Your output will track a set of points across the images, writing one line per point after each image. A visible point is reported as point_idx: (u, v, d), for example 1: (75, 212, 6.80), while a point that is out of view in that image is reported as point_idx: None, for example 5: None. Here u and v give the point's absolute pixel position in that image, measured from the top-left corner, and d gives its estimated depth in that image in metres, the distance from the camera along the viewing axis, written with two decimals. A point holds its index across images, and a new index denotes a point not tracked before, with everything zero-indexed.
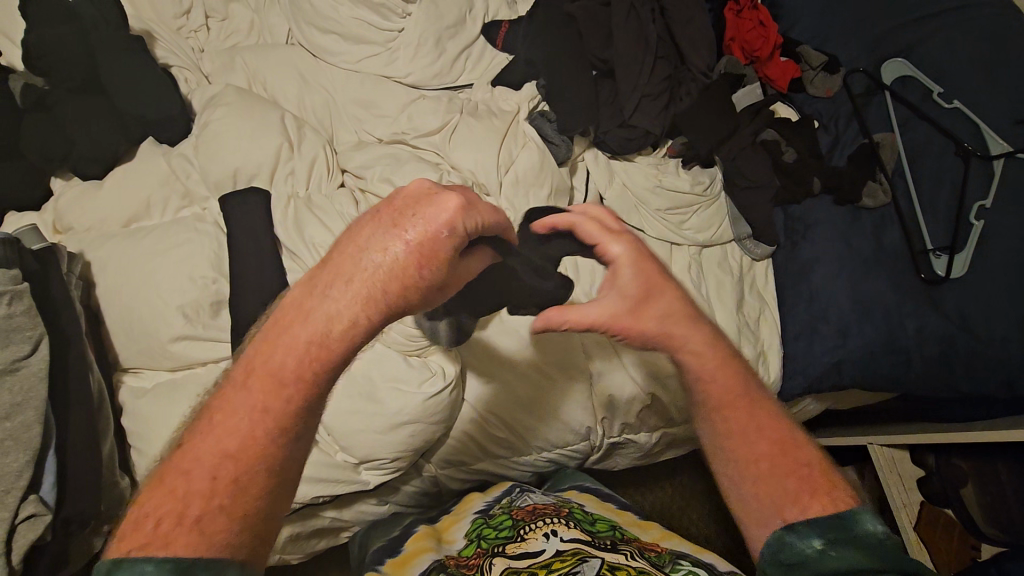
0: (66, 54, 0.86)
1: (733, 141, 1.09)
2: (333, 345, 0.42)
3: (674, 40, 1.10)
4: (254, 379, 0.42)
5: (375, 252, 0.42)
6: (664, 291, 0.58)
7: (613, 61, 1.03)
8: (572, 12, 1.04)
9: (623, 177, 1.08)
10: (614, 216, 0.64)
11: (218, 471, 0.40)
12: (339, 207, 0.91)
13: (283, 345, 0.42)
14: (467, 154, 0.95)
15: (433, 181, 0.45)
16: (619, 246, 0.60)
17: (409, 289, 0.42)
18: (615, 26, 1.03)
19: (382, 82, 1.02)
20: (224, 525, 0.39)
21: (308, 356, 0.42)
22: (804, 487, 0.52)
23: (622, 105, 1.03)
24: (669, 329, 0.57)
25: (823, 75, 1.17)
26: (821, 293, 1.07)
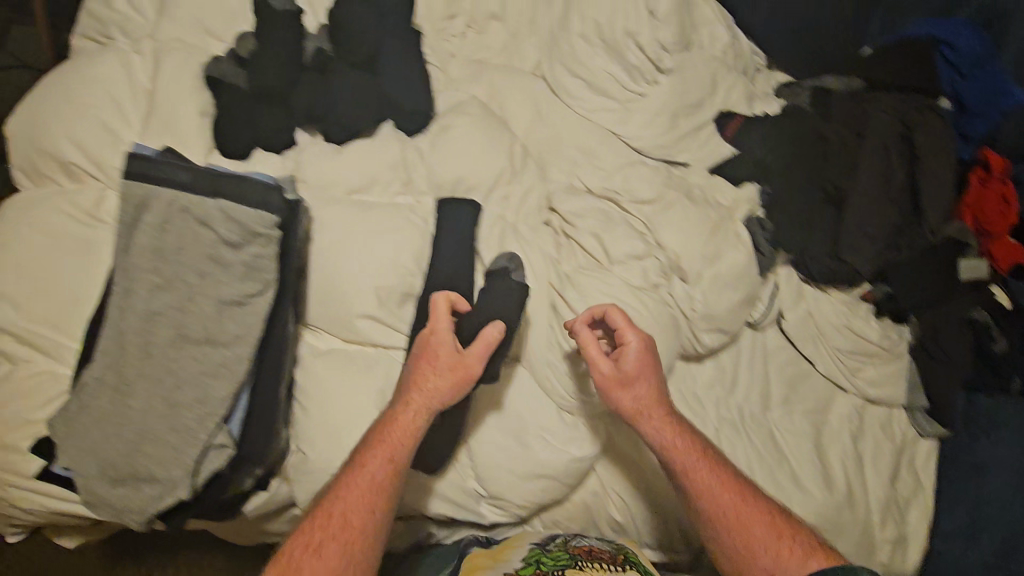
0: (361, 31, 0.93)
1: (938, 309, 1.02)
2: (404, 437, 0.76)
3: (914, 190, 1.00)
4: (361, 459, 0.74)
5: (430, 329, 0.79)
6: (639, 380, 0.81)
7: (849, 193, 0.98)
8: (824, 133, 1.01)
9: (810, 305, 1.04)
10: (604, 309, 0.82)
11: (340, 513, 0.72)
12: (542, 245, 0.93)
13: (381, 439, 0.76)
14: (677, 235, 0.93)
15: (449, 298, 0.80)
16: (633, 335, 0.80)
17: (445, 394, 0.77)
18: (864, 158, 0.98)
19: (610, 138, 1.05)
20: (344, 533, 0.71)
21: (385, 457, 0.75)
22: (773, 543, 0.77)
23: (841, 236, 0.98)
24: (642, 407, 0.81)
25: None
26: (996, 503, 0.96)
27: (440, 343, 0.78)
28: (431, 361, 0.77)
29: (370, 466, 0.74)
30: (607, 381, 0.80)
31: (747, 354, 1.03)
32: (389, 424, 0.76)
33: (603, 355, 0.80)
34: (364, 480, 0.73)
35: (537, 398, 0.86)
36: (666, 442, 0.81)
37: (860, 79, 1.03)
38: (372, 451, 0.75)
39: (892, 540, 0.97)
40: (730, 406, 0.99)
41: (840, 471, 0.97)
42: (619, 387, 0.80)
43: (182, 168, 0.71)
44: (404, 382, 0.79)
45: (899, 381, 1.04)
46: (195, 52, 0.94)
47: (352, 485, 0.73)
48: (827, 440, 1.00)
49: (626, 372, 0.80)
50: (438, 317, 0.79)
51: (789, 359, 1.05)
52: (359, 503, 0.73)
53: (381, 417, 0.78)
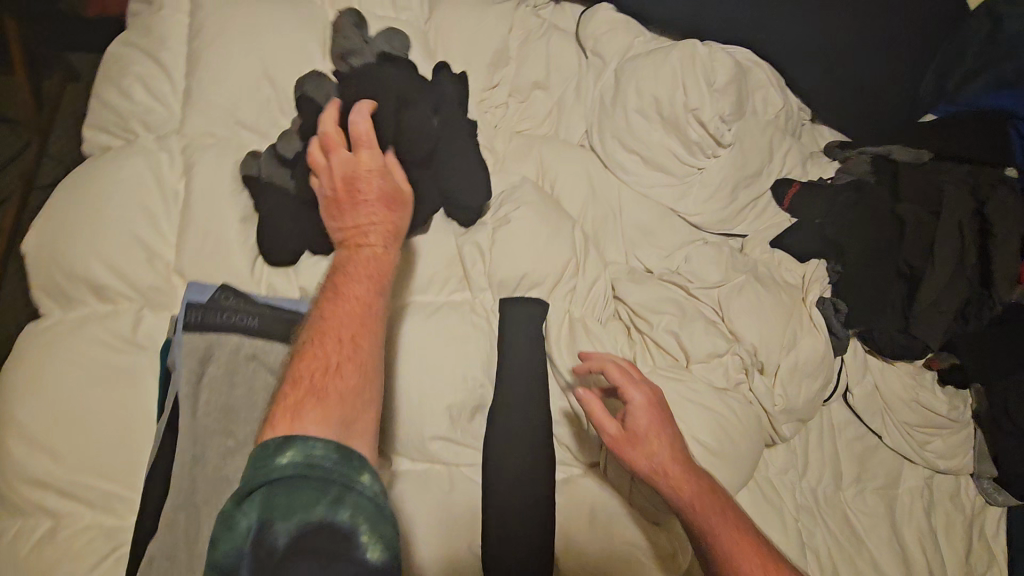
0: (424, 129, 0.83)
1: (1018, 380, 0.98)
2: (379, 265, 0.71)
3: (989, 268, 0.97)
4: (326, 335, 0.63)
5: (381, 179, 0.73)
6: (650, 440, 0.75)
7: (925, 273, 0.94)
8: (900, 212, 0.96)
9: (877, 377, 1.02)
10: (621, 366, 0.80)
11: (340, 357, 0.62)
12: (615, 342, 0.89)
13: (345, 294, 0.66)
14: (753, 324, 0.90)
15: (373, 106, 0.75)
16: (636, 393, 0.77)
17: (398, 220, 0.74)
18: (942, 236, 0.94)
19: (668, 215, 1.01)
20: (347, 387, 0.60)
21: (360, 285, 0.68)
22: None
23: (912, 314, 0.95)
24: (659, 467, 0.74)
25: None
26: None
27: (371, 184, 0.72)
28: (367, 226, 0.71)
29: (343, 307, 0.65)
30: (613, 437, 0.76)
31: (817, 432, 1.00)
32: (355, 260, 0.69)
33: (638, 391, 0.78)
34: (351, 309, 0.65)
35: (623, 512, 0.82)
36: (681, 494, 0.73)
37: (926, 149, 1.05)
38: (330, 306, 0.65)
39: None
40: (805, 490, 0.96)
41: (919, 553, 0.95)
42: (628, 443, 0.75)
43: (259, 302, 0.74)
44: (332, 271, 0.70)
45: (966, 452, 1.03)
46: (230, 148, 0.86)
47: (331, 331, 0.63)
48: (902, 519, 0.98)
49: (637, 428, 0.76)
50: (332, 164, 0.73)
51: (858, 434, 1.02)
52: (350, 323, 0.64)
53: (340, 279, 0.68)
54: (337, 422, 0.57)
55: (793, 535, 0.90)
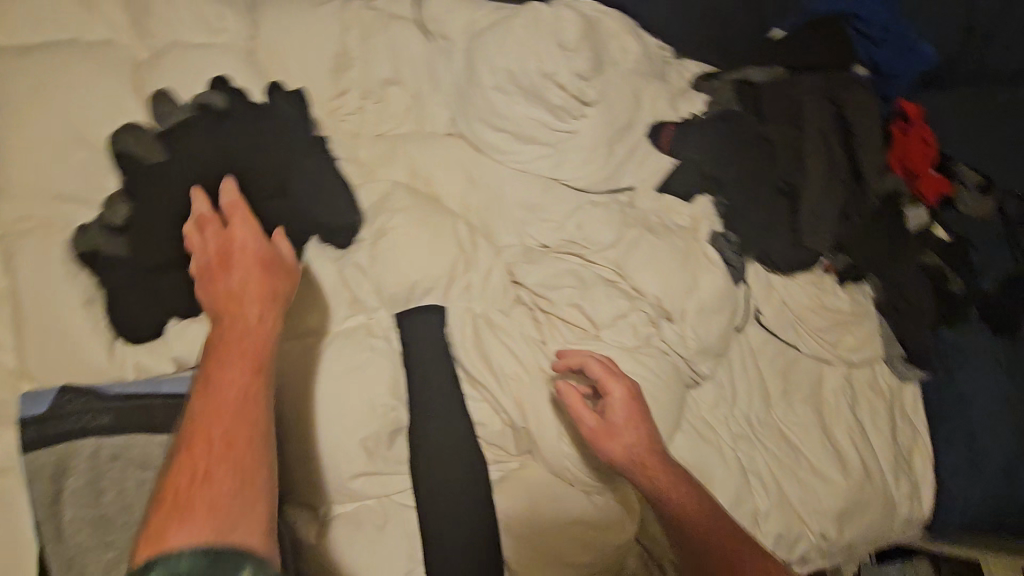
0: (260, 160, 0.80)
1: (898, 265, 1.06)
2: (258, 343, 0.66)
3: (854, 163, 1.02)
4: (199, 421, 0.59)
5: (253, 241, 0.72)
6: (628, 431, 0.78)
7: (801, 187, 0.99)
8: (764, 133, 1.01)
9: (782, 294, 1.06)
10: (600, 359, 0.81)
11: (220, 446, 0.57)
12: (522, 328, 0.86)
13: (218, 377, 0.62)
14: (653, 277, 0.90)
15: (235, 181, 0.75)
16: (615, 387, 0.79)
17: (277, 286, 0.71)
18: (809, 149, 0.99)
19: (551, 185, 0.98)
20: (230, 481, 0.56)
21: (239, 363, 0.64)
22: None
23: (802, 228, 0.98)
24: (640, 458, 0.77)
25: (975, 197, 1.15)
26: (982, 431, 1.04)
27: (244, 247, 0.71)
28: (238, 295, 0.69)
29: (221, 394, 0.61)
30: (593, 432, 0.78)
31: (739, 362, 1.03)
32: (233, 343, 0.65)
33: (618, 388, 0.79)
34: (224, 394, 0.61)
35: (562, 492, 0.82)
36: (661, 486, 0.76)
37: (777, 65, 1.07)
38: (202, 392, 0.61)
39: (909, 494, 1.02)
40: (739, 419, 0.99)
41: (851, 448, 1.00)
42: (607, 437, 0.78)
43: (112, 397, 0.72)
44: (205, 357, 0.65)
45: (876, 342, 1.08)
46: (54, 228, 0.77)
47: (207, 421, 0.59)
48: (832, 420, 1.03)
49: (615, 423, 0.78)
50: (207, 246, 0.72)
51: (777, 351, 1.05)
52: (226, 406, 0.60)
53: (209, 365, 0.63)
54: (212, 529, 0.51)
55: (733, 464, 0.94)
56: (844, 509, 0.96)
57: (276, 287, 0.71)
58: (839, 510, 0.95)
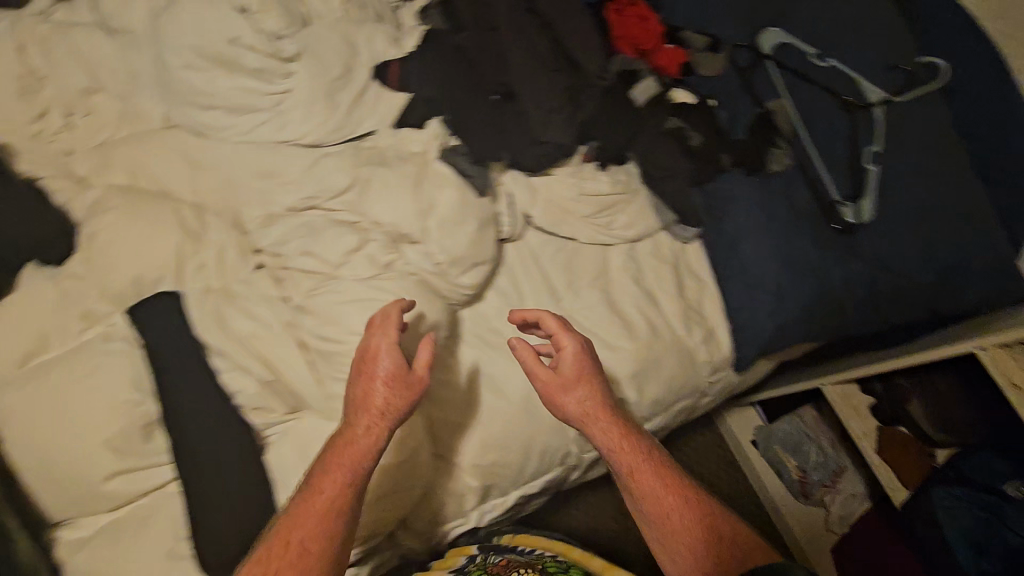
0: None
1: (642, 137, 1.12)
2: (362, 441, 0.75)
3: (564, 50, 1.08)
4: (290, 532, 0.70)
5: (380, 364, 0.77)
6: (579, 385, 0.88)
7: (512, 84, 1.01)
8: (460, 43, 1.04)
9: (545, 192, 1.09)
10: (551, 316, 0.92)
11: (287, 542, 0.69)
12: (262, 291, 0.86)
13: (318, 481, 0.73)
14: (388, 207, 0.92)
15: (401, 301, 0.82)
16: (566, 339, 0.90)
17: (388, 405, 0.76)
18: (505, 42, 1.00)
19: (279, 148, 0.98)
20: (290, 558, 0.68)
21: (327, 488, 0.73)
22: (695, 536, 0.81)
23: (531, 124, 1.02)
24: (581, 421, 0.87)
25: (707, 56, 1.22)
26: (753, 265, 1.09)
27: (375, 368, 0.77)
28: (371, 403, 0.76)
29: (321, 486, 0.73)
30: (541, 381, 0.88)
31: (519, 266, 1.07)
32: (346, 448, 0.75)
33: (570, 342, 0.90)
34: (317, 499, 0.72)
35: (333, 432, 0.84)
36: (619, 453, 0.86)
37: None
38: (301, 508, 0.72)
39: (700, 340, 1.09)
40: None
41: (638, 315, 1.07)
42: (557, 391, 0.88)
43: None
44: (310, 472, 0.75)
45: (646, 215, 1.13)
46: None
47: (298, 524, 0.71)
48: (618, 295, 1.09)
49: (565, 372, 0.89)
50: (354, 386, 0.78)
51: (556, 248, 1.10)
52: (307, 515, 0.71)
53: (318, 467, 0.74)
54: None
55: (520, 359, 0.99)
56: (635, 370, 1.04)
57: (393, 393, 0.77)
58: (631, 372, 1.03)
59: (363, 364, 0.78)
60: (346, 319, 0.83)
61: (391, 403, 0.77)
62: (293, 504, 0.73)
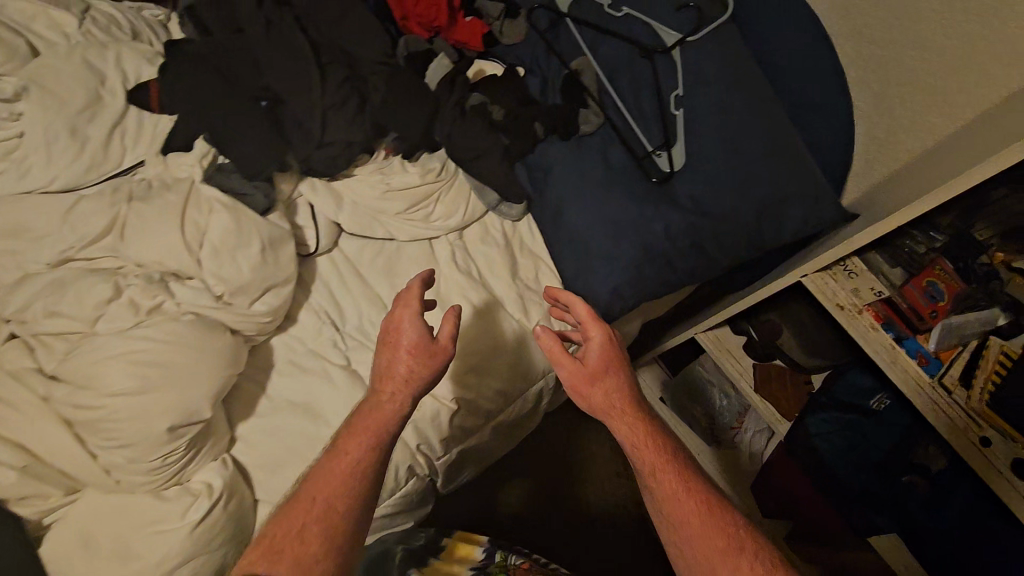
0: None
1: (443, 118, 1.05)
2: (386, 415, 0.77)
3: (335, 42, 0.99)
4: (295, 518, 0.70)
5: (408, 326, 0.81)
6: (607, 372, 0.89)
7: (274, 83, 0.93)
8: (202, 52, 0.92)
9: (351, 196, 1.02)
10: (579, 302, 0.93)
11: (295, 529, 0.70)
12: (9, 365, 0.76)
13: (319, 474, 0.74)
14: (150, 245, 0.83)
15: (420, 277, 0.85)
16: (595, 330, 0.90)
17: (419, 370, 0.79)
18: (250, 40, 0.91)
19: (21, 199, 0.87)
20: (299, 548, 0.68)
21: (351, 457, 0.75)
22: (725, 528, 0.76)
23: (308, 126, 0.94)
24: (623, 403, 0.87)
25: (508, 22, 1.17)
26: (581, 233, 1.05)
27: (408, 334, 0.80)
28: (393, 376, 0.79)
29: (352, 451, 0.75)
30: (595, 356, 0.89)
31: (336, 279, 1.01)
32: (362, 422, 0.77)
33: (597, 334, 0.90)
34: (344, 462, 0.74)
35: (118, 504, 0.75)
36: (628, 439, 0.84)
37: None
38: (301, 492, 0.73)
39: (538, 320, 1.06)
40: (350, 332, 0.98)
41: (469, 306, 1.02)
42: (587, 380, 0.88)
43: None
44: (338, 438, 0.78)
45: (463, 201, 1.08)
46: None
47: (302, 504, 0.72)
48: (447, 289, 1.04)
49: (592, 362, 0.89)
50: (403, 331, 0.81)
51: (375, 252, 1.05)
52: (317, 490, 0.73)
53: (341, 437, 0.77)
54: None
55: (341, 378, 0.92)
56: (473, 362, 0.99)
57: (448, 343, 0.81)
58: (469, 364, 0.99)
59: (403, 307, 0.82)
60: (103, 376, 0.73)
61: (427, 363, 0.80)
62: (304, 489, 0.74)
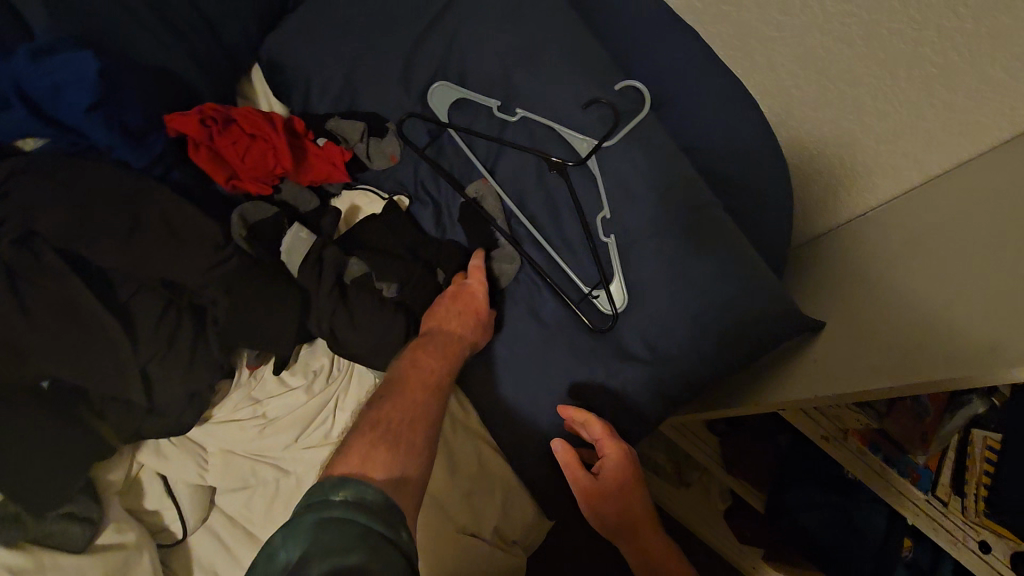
0: None
1: (314, 311, 0.79)
2: (457, 359, 0.79)
3: (136, 266, 0.69)
4: (381, 431, 0.63)
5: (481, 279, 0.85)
6: (624, 495, 0.80)
7: (49, 366, 0.63)
8: None
9: (215, 445, 0.76)
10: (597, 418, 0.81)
11: (389, 437, 0.62)
12: None
13: (399, 404, 0.68)
14: None
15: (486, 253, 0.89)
16: (613, 450, 0.80)
17: (475, 330, 0.83)
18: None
19: None
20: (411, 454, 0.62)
21: (439, 380, 0.74)
22: None
23: (128, 397, 0.67)
24: (632, 521, 0.81)
25: (374, 142, 0.90)
26: (522, 407, 0.89)
27: (479, 283, 0.85)
28: (453, 332, 0.80)
29: (434, 373, 0.74)
30: (610, 476, 0.80)
31: (221, 559, 0.76)
32: (442, 351, 0.78)
33: (616, 450, 0.80)
34: (429, 378, 0.74)
35: None
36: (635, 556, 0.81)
37: None
38: (382, 409, 0.67)
39: (496, 528, 0.89)
40: None
41: None
42: (597, 501, 0.81)
43: None
44: (397, 372, 0.73)
45: (370, 397, 0.84)
46: None
47: (397, 414, 0.66)
48: None
49: (606, 485, 0.80)
50: (469, 282, 0.85)
51: (267, 498, 0.79)
52: (406, 405, 0.68)
53: (416, 363, 0.75)
54: (400, 466, 0.60)
55: None
56: None
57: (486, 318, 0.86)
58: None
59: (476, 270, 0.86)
60: None
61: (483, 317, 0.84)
62: (378, 411, 0.67)
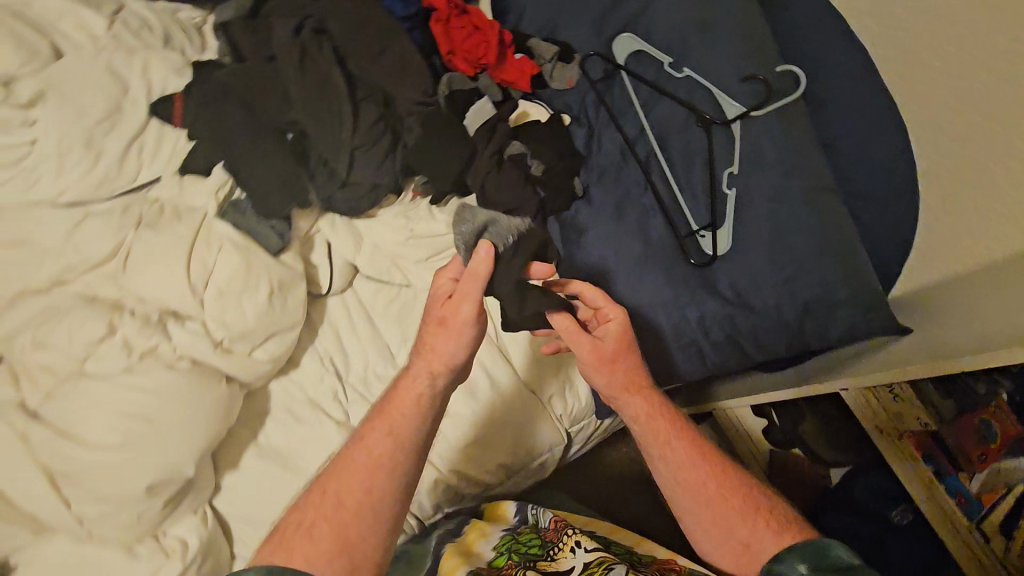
0: None
1: (474, 169, 0.96)
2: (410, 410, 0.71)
3: (375, 83, 0.94)
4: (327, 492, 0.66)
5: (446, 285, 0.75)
6: (623, 357, 0.81)
7: (299, 119, 0.87)
8: (228, 80, 0.84)
9: (371, 237, 0.97)
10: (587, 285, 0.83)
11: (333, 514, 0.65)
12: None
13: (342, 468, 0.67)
14: (154, 280, 0.78)
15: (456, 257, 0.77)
16: (613, 314, 0.81)
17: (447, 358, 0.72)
18: (285, 77, 0.87)
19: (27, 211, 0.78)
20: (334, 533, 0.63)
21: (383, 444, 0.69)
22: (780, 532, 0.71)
23: (334, 167, 0.88)
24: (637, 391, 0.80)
25: (560, 65, 1.10)
26: None
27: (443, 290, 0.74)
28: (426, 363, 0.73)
29: (370, 438, 0.69)
30: (609, 344, 0.80)
31: (343, 324, 0.96)
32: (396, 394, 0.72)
33: (616, 314, 0.81)
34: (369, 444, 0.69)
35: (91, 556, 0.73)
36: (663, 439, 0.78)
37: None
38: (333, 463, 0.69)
39: (553, 394, 1.02)
40: (353, 385, 0.94)
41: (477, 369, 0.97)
42: (601, 364, 0.80)
43: None
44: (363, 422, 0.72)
45: None
46: None
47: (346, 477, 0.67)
48: None
49: (608, 347, 0.80)
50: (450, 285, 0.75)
51: (391, 295, 0.99)
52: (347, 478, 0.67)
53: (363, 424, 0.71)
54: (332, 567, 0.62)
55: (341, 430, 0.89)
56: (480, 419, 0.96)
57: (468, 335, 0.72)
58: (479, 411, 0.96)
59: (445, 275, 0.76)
60: (85, 428, 0.72)
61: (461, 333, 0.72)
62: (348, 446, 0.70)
